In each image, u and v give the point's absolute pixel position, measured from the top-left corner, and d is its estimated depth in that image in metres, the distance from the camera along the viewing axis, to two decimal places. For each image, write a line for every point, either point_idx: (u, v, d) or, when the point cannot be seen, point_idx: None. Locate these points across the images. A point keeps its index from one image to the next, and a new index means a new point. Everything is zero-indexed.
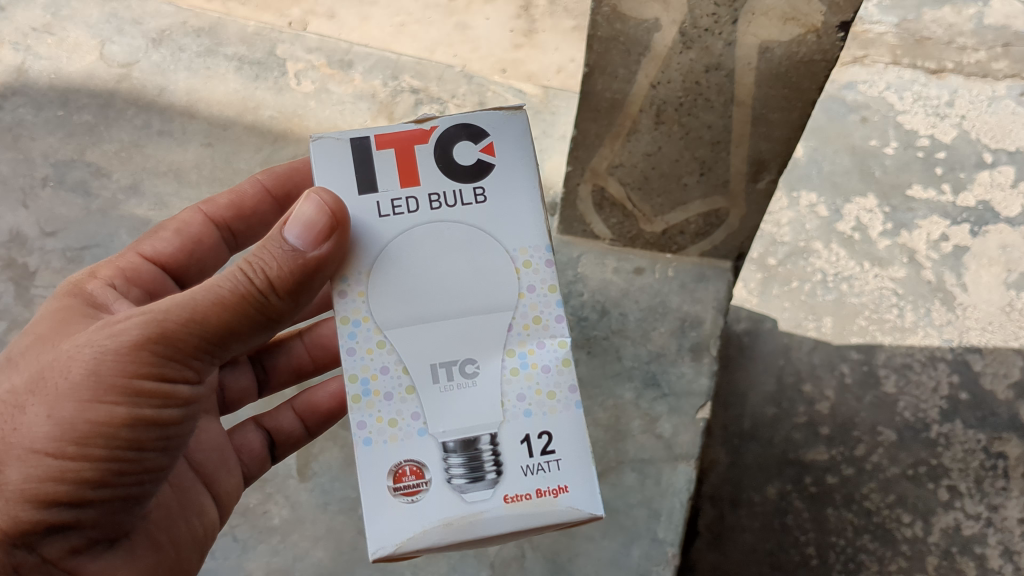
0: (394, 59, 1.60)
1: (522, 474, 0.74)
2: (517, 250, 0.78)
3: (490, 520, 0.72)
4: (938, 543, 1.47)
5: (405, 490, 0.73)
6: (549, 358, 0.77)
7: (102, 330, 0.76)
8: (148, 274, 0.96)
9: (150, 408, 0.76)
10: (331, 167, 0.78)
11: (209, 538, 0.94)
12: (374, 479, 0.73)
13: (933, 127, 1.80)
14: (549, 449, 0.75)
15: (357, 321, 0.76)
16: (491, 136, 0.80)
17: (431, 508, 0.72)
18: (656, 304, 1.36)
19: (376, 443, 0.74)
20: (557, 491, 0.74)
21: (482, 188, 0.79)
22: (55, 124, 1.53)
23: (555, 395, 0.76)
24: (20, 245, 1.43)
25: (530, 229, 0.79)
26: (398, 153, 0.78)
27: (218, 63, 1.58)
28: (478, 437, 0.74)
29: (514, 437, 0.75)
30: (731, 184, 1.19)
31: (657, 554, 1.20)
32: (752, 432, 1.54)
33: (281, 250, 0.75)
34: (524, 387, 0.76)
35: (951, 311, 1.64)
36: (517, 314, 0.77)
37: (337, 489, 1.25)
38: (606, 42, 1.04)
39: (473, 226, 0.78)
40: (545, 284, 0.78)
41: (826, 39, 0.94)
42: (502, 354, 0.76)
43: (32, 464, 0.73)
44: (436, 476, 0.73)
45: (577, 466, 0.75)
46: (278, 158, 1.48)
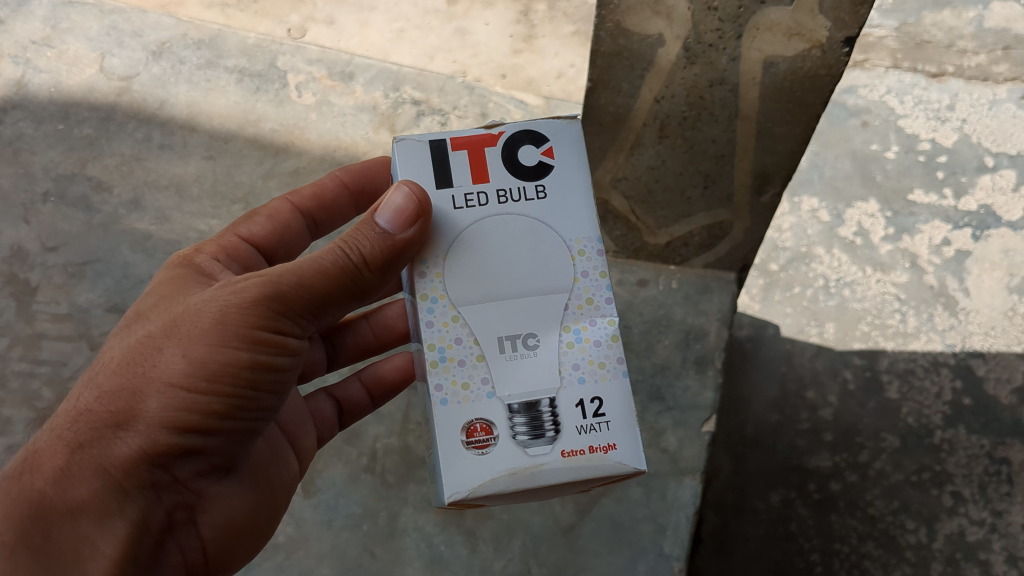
0: (395, 70, 1.60)
1: (577, 432, 0.75)
2: (573, 239, 0.79)
3: (549, 471, 0.73)
4: (942, 550, 1.46)
5: (476, 443, 0.73)
6: (599, 334, 0.78)
7: (225, 286, 0.78)
8: (247, 250, 0.96)
9: (269, 353, 0.77)
10: (410, 167, 0.79)
11: (290, 488, 0.94)
12: (447, 433, 0.74)
13: (934, 131, 1.80)
14: (600, 411, 0.76)
15: (434, 298, 0.76)
16: (551, 140, 0.81)
17: (498, 459, 0.73)
18: (660, 316, 1.35)
19: (452, 404, 0.74)
20: (607, 448, 0.74)
21: (543, 185, 0.80)
22: (56, 138, 1.53)
23: (606, 364, 0.77)
24: (21, 261, 1.42)
25: (584, 221, 0.79)
26: (471, 155, 0.79)
27: (219, 75, 1.57)
28: (540, 400, 0.75)
29: (570, 401, 0.75)
30: (736, 198, 1.18)
31: (662, 568, 1.20)
32: (756, 440, 1.54)
33: (373, 232, 0.76)
34: (578, 358, 0.77)
35: (953, 316, 1.63)
36: (572, 296, 0.78)
37: (342, 506, 1.25)
38: (610, 58, 1.04)
39: (536, 219, 0.79)
40: (596, 271, 0.79)
41: (830, 53, 0.94)
42: (559, 329, 0.77)
43: (168, 395, 0.75)
44: (504, 432, 0.74)
45: (626, 427, 0.76)
46: (279, 171, 1.48)
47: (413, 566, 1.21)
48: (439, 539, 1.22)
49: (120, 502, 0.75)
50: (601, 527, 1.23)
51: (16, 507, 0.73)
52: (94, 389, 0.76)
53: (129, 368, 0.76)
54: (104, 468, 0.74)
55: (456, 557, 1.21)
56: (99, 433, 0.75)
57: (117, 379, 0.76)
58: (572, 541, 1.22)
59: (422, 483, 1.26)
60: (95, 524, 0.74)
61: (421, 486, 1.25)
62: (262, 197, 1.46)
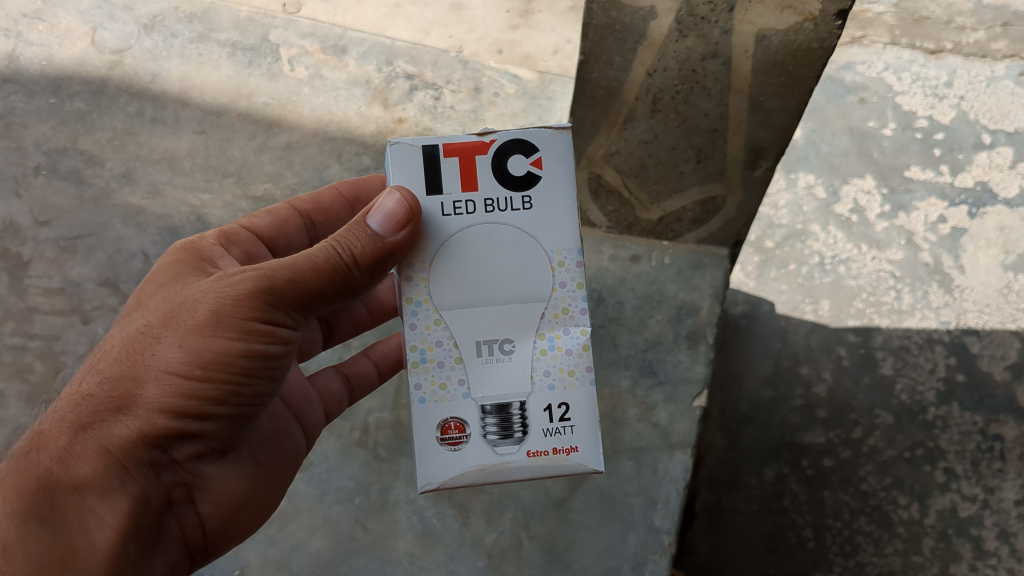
0: (389, 43, 1.54)
1: (543, 433, 0.79)
2: (554, 251, 0.80)
3: (514, 469, 0.79)
4: (934, 525, 1.53)
5: (450, 440, 0.78)
6: (572, 343, 0.80)
7: (220, 280, 0.78)
8: (246, 238, 0.97)
9: (266, 342, 0.77)
10: (402, 173, 0.79)
11: (298, 461, 0.94)
12: (424, 431, 0.78)
13: (932, 108, 1.78)
14: (566, 416, 0.80)
15: (418, 301, 0.78)
16: (540, 150, 0.80)
17: (468, 456, 0.78)
18: (652, 291, 1.33)
19: (430, 403, 0.78)
20: (569, 450, 0.79)
21: (530, 197, 0.80)
22: (48, 112, 1.50)
23: (575, 373, 0.80)
24: (13, 235, 1.43)
25: (568, 231, 0.80)
26: (463, 162, 0.79)
27: (211, 49, 1.52)
28: (511, 402, 0.79)
29: (539, 405, 0.79)
30: (728, 172, 1.17)
31: (653, 542, 1.21)
32: (750, 415, 1.59)
33: (364, 233, 0.77)
34: (550, 363, 0.80)
35: (948, 293, 1.65)
36: (549, 305, 0.80)
37: (334, 479, 1.24)
38: (602, 30, 1.03)
39: (520, 229, 0.79)
40: (574, 281, 0.80)
41: (823, 27, 0.93)
42: (534, 336, 0.80)
43: (166, 382, 0.76)
44: (475, 431, 0.79)
45: (588, 431, 0.80)
46: (273, 147, 1.46)
47: (405, 540, 1.22)
48: (430, 512, 1.22)
49: (121, 479, 0.76)
50: (592, 500, 1.23)
51: (23, 480, 0.74)
52: (96, 375, 0.78)
53: (129, 357, 0.77)
54: (105, 448, 0.75)
55: (449, 530, 1.22)
56: (102, 415, 0.76)
57: (118, 366, 0.77)
58: (563, 514, 1.22)
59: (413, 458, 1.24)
60: (100, 498, 0.75)
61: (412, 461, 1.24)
62: (255, 172, 1.45)
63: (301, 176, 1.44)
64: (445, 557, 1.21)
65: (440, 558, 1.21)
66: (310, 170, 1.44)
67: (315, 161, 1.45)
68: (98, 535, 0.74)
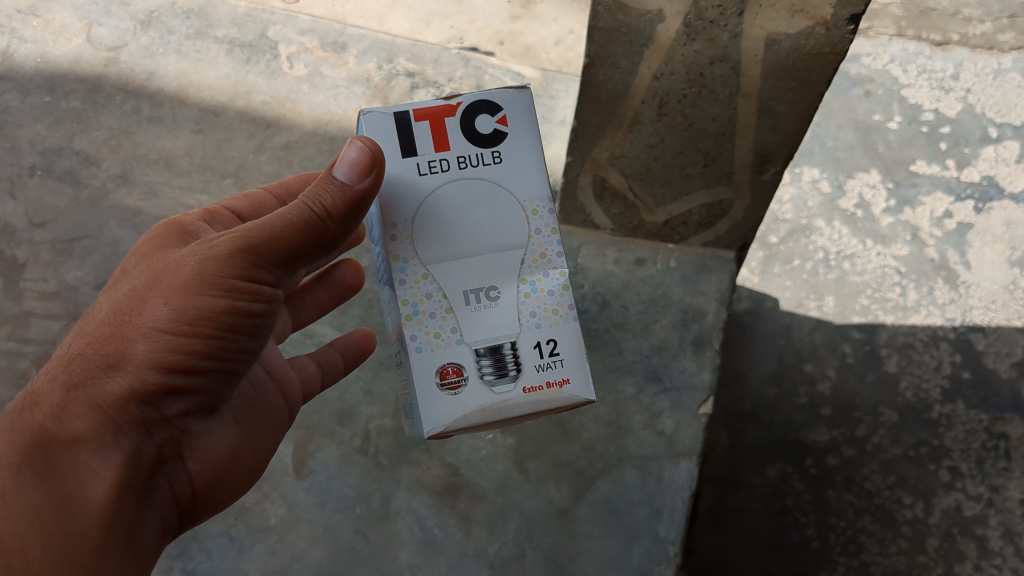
0: (389, 40, 1.51)
1: (536, 369, 0.80)
2: (526, 200, 0.81)
3: (513, 406, 0.79)
4: (938, 524, 1.51)
5: (449, 385, 0.78)
6: (552, 284, 0.81)
7: (203, 242, 0.76)
8: (228, 219, 0.96)
9: (249, 300, 0.76)
10: (376, 139, 0.78)
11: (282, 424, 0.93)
12: (423, 377, 0.78)
13: (938, 101, 1.76)
14: (556, 351, 0.80)
15: (405, 257, 0.78)
16: (504, 109, 0.81)
17: (468, 398, 0.78)
18: (657, 296, 1.30)
19: (425, 351, 0.78)
20: (562, 382, 0.80)
21: (499, 152, 0.80)
22: (42, 111, 1.46)
23: (559, 310, 0.81)
24: (8, 237, 1.39)
25: (536, 181, 0.81)
26: (433, 125, 0.79)
27: (208, 46, 1.49)
28: (502, 343, 0.79)
29: (529, 343, 0.80)
30: (736, 176, 1.15)
31: (658, 552, 1.19)
32: (752, 414, 1.57)
33: (332, 185, 0.74)
34: (535, 305, 0.81)
35: (953, 289, 1.64)
36: (526, 250, 0.81)
37: (335, 488, 1.22)
38: (607, 34, 1.00)
39: (493, 182, 0.80)
40: (548, 227, 0.81)
41: (835, 31, 0.91)
42: (517, 281, 0.80)
43: (154, 340, 0.74)
44: (472, 374, 0.78)
45: (576, 363, 0.81)
46: (272, 147, 1.43)
47: (407, 550, 1.19)
48: (433, 522, 1.20)
49: (113, 436, 0.74)
50: (595, 509, 1.20)
51: (17, 435, 0.72)
52: (86, 336, 0.76)
53: (117, 316, 0.75)
54: (97, 406, 0.73)
55: (451, 540, 1.19)
56: (92, 371, 0.74)
57: (107, 326, 0.75)
58: (568, 524, 1.20)
59: (416, 465, 1.23)
60: (93, 454, 0.73)
61: (415, 468, 1.22)
62: (255, 172, 1.41)
63: None
64: (447, 567, 1.18)
65: (443, 568, 1.18)
66: (309, 171, 1.40)
67: (314, 162, 1.41)
68: (92, 489, 0.72)
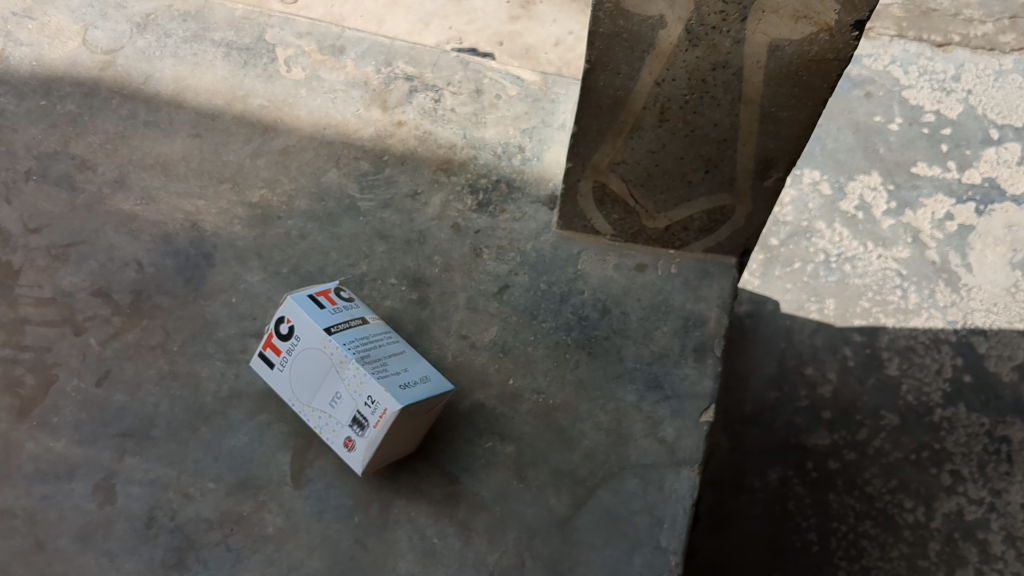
0: (387, 43, 1.51)
1: (361, 411, 1.08)
2: (318, 344, 1.11)
3: (371, 445, 1.08)
4: (940, 528, 1.53)
5: (347, 445, 1.11)
6: (357, 375, 1.08)
7: None
8: None
9: None
10: (265, 369, 1.17)
11: None
12: (342, 452, 1.11)
13: (939, 103, 1.86)
14: (371, 403, 1.06)
15: (303, 409, 1.14)
16: (287, 311, 1.13)
17: (356, 450, 1.10)
18: (658, 302, 1.28)
19: (332, 436, 1.12)
20: (382, 412, 1.05)
21: (292, 333, 1.13)
22: (38, 115, 1.43)
23: (360, 375, 1.07)
24: (2, 243, 1.32)
25: (313, 328, 1.11)
26: (269, 344, 1.16)
27: (206, 49, 1.48)
28: (354, 418, 1.09)
29: (352, 410, 1.09)
30: (737, 182, 1.14)
31: (660, 562, 1.12)
32: (753, 417, 1.63)
33: None
34: (350, 386, 1.09)
35: (955, 292, 1.69)
36: (331, 354, 1.10)
37: (333, 496, 1.15)
38: (608, 39, 0.99)
39: (304, 348, 1.12)
40: (337, 348, 1.09)
41: (838, 38, 0.90)
42: (338, 379, 1.10)
43: None
44: (353, 433, 1.10)
45: (382, 398, 1.05)
46: (270, 151, 1.40)
47: (405, 560, 1.12)
48: (432, 531, 1.13)
49: None
50: (597, 519, 1.14)
51: None
52: None
53: None
54: None
55: (450, 550, 1.12)
56: None
57: None
58: (568, 533, 1.13)
59: (414, 473, 1.17)
60: None
61: (413, 476, 1.16)
62: (252, 176, 1.38)
63: (299, 182, 1.37)
64: None
65: None
66: (308, 175, 1.38)
67: (312, 166, 1.39)
68: None
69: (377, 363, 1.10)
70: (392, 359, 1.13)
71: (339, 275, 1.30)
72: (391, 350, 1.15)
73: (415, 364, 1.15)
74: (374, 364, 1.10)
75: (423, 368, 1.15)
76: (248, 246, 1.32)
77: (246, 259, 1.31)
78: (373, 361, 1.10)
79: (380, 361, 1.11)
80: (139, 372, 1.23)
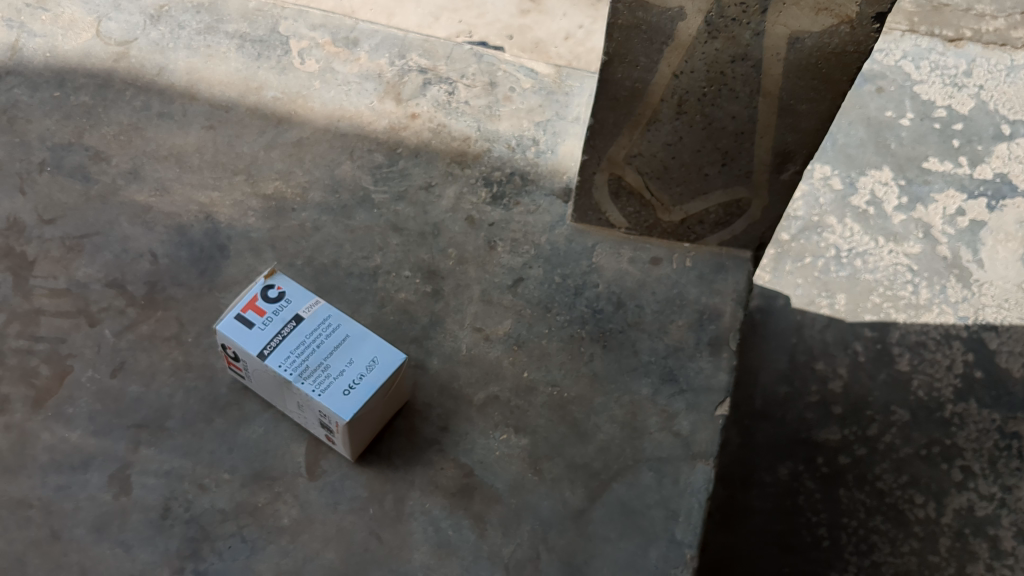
0: (401, 36, 1.51)
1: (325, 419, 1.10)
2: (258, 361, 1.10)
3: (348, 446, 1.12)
4: (950, 524, 1.53)
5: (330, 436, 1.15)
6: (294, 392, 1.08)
7: None
8: None
9: None
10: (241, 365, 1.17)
11: None
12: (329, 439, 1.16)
13: (950, 98, 1.86)
14: (326, 416, 1.08)
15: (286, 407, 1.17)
16: (226, 326, 1.10)
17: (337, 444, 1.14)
18: (673, 296, 1.28)
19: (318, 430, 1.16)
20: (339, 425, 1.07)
21: (233, 351, 1.11)
22: (52, 106, 1.43)
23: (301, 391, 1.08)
24: (17, 233, 1.32)
25: (242, 348, 1.09)
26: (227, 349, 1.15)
27: (219, 41, 1.48)
28: (322, 424, 1.11)
29: (317, 417, 1.11)
30: (755, 175, 1.15)
31: (675, 555, 1.11)
32: (764, 412, 1.62)
33: None
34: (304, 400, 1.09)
35: (966, 287, 1.70)
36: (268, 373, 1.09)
37: (347, 488, 1.15)
38: (627, 31, 0.98)
39: (252, 366, 1.12)
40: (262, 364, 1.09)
41: (860, 30, 0.90)
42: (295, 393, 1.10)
43: None
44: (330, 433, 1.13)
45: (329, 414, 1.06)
46: (284, 143, 1.40)
47: (420, 551, 1.11)
48: (446, 523, 1.13)
49: None
50: (612, 512, 1.14)
51: None
52: None
53: None
54: None
55: (464, 541, 1.12)
56: None
57: None
58: (583, 526, 1.13)
59: (429, 466, 1.17)
60: None
61: (428, 468, 1.16)
62: (266, 168, 1.38)
63: (313, 174, 1.37)
64: (461, 569, 1.10)
65: (457, 571, 1.10)
66: (321, 168, 1.38)
67: (327, 158, 1.39)
68: None
69: (317, 371, 1.08)
70: (331, 357, 1.09)
71: (354, 267, 1.30)
72: (330, 344, 1.10)
73: (359, 347, 1.10)
74: (315, 374, 1.08)
75: (369, 347, 1.10)
76: (263, 238, 1.32)
77: (261, 251, 1.31)
78: (313, 370, 1.08)
79: (320, 365, 1.08)
80: (154, 363, 1.23)
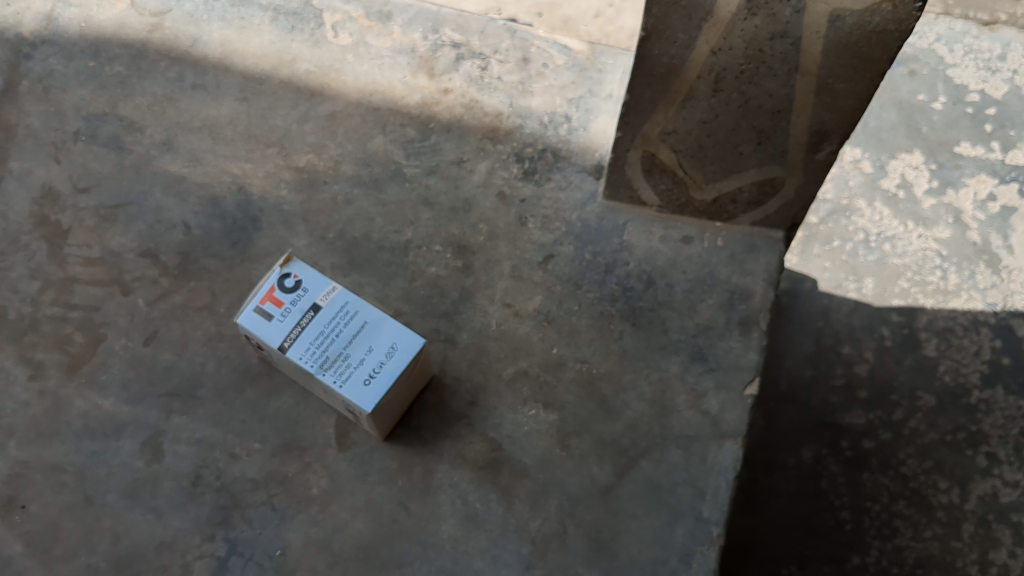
0: (435, 10, 1.50)
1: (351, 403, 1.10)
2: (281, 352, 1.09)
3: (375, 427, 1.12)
4: (974, 511, 1.54)
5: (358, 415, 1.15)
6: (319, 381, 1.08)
7: None
8: None
9: None
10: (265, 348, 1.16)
11: None
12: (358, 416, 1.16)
13: (984, 82, 1.83)
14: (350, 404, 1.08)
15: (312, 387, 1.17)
16: (246, 319, 1.08)
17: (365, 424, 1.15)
18: (704, 275, 1.27)
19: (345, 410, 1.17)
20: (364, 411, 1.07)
21: (255, 341, 1.10)
22: (87, 76, 1.43)
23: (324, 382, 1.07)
24: (52, 201, 1.34)
25: (265, 339, 1.08)
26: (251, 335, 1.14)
27: (253, 13, 1.48)
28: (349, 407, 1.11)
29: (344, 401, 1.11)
30: (789, 154, 1.14)
31: (702, 533, 1.12)
32: (788, 395, 1.62)
33: None
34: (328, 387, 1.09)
35: (995, 273, 1.68)
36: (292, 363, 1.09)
37: (377, 460, 1.16)
38: (666, 6, 0.97)
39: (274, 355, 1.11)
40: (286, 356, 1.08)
41: (902, 8, 0.89)
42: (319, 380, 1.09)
43: None
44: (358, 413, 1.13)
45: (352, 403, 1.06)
46: (316, 116, 1.40)
47: (448, 523, 1.13)
48: (474, 497, 1.14)
49: None
50: (639, 489, 1.14)
51: None
52: None
53: None
54: None
55: (492, 515, 1.13)
56: None
57: None
58: (610, 502, 1.13)
59: (457, 440, 1.17)
60: None
61: (457, 442, 1.17)
62: (299, 141, 1.38)
63: (345, 147, 1.37)
64: (489, 543, 1.12)
65: (484, 544, 1.12)
66: (354, 141, 1.38)
67: (359, 132, 1.39)
68: None
69: (338, 362, 1.07)
70: (351, 345, 1.07)
71: (385, 241, 1.30)
72: (350, 332, 1.08)
73: (379, 334, 1.08)
74: (335, 365, 1.07)
75: (388, 333, 1.08)
76: (295, 211, 1.33)
77: (293, 223, 1.32)
78: (333, 361, 1.07)
79: (340, 355, 1.07)
80: (186, 333, 1.24)
